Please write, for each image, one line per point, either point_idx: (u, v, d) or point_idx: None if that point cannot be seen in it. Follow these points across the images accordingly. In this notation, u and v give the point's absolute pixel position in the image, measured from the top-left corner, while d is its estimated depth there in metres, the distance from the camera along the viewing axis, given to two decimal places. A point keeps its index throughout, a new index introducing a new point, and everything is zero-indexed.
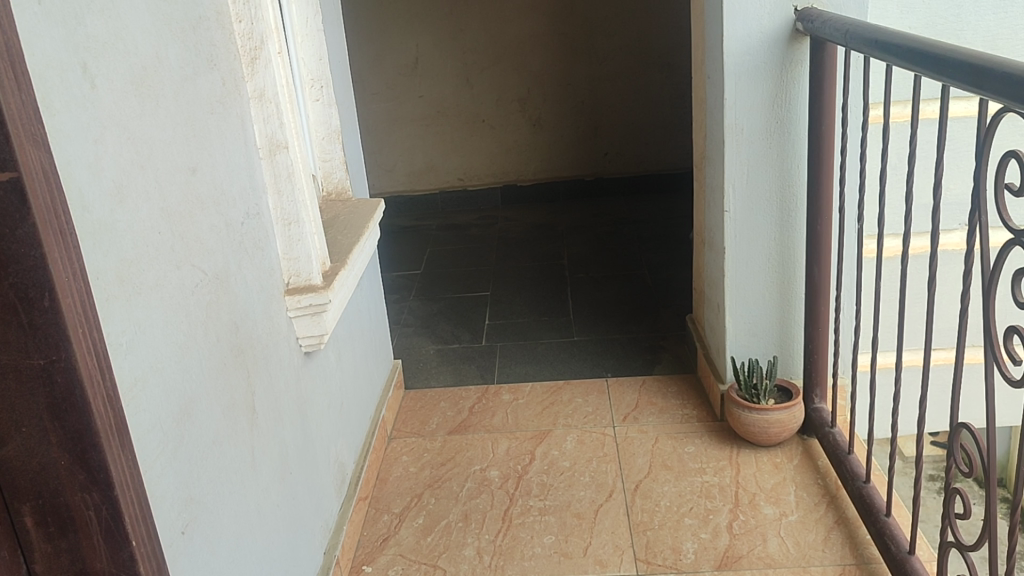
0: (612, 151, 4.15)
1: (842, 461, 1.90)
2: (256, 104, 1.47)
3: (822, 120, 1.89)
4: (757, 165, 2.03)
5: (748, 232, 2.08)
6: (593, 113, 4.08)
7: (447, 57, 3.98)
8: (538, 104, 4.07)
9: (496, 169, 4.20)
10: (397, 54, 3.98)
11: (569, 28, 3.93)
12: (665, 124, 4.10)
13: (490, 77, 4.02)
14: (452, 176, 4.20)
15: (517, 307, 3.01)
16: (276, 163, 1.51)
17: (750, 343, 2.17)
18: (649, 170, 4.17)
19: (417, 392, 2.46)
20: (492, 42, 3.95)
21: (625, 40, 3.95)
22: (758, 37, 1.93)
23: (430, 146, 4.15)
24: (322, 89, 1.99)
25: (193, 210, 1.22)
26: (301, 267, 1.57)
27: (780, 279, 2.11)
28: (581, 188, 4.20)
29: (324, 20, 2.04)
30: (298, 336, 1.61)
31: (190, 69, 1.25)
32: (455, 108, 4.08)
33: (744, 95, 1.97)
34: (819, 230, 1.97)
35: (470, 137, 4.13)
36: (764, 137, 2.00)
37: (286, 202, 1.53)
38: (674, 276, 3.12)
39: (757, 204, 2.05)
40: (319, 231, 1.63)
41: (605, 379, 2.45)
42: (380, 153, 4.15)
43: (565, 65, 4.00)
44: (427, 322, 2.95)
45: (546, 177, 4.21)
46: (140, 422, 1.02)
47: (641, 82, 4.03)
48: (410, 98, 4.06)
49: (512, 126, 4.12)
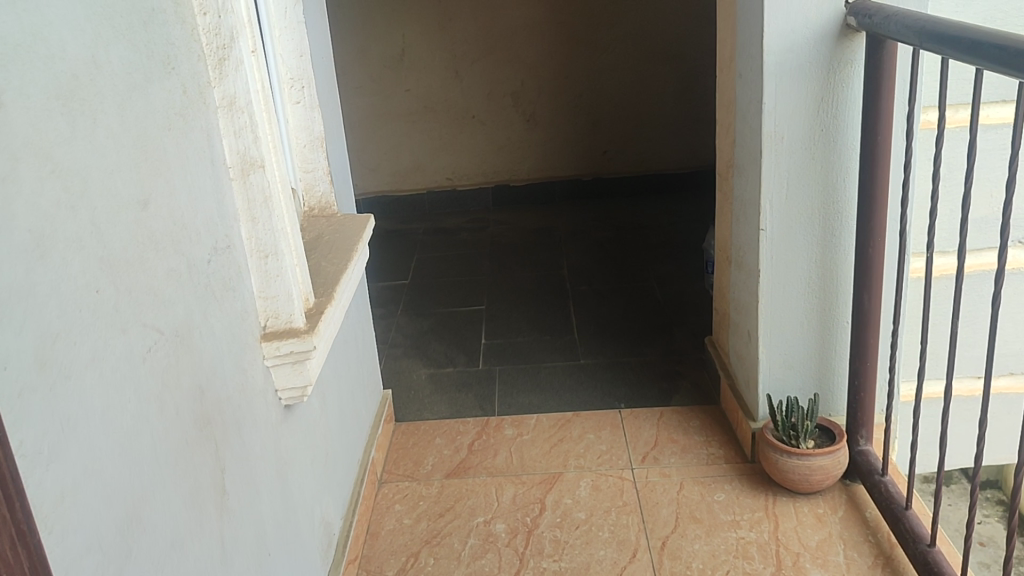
0: (611, 150, 3.91)
1: (897, 518, 1.67)
2: (225, 114, 1.21)
3: (878, 128, 1.65)
4: (797, 179, 1.78)
5: (786, 254, 1.84)
6: (591, 109, 3.84)
7: (435, 49, 3.72)
8: (532, 99, 3.82)
9: (487, 169, 3.95)
10: (381, 46, 3.71)
11: (566, 19, 3.68)
12: (667, 122, 3.86)
13: (481, 71, 3.76)
14: (440, 176, 3.95)
15: (516, 325, 2.76)
16: (249, 184, 1.25)
17: (786, 376, 1.93)
18: (650, 170, 3.94)
19: (410, 425, 2.21)
20: (483, 33, 3.69)
21: (626, 32, 3.70)
22: (804, 33, 1.68)
23: (417, 144, 3.89)
24: (303, 91, 1.75)
25: (145, 254, 0.96)
26: (281, 308, 1.32)
27: (821, 306, 1.88)
28: (578, 190, 3.96)
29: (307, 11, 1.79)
30: (278, 389, 1.36)
31: (141, 75, 1.00)
32: (443, 103, 3.82)
33: (785, 100, 1.72)
34: (871, 253, 1.74)
35: (460, 135, 3.88)
36: (807, 146, 1.76)
37: (264, 230, 1.28)
38: (685, 291, 2.90)
39: (797, 223, 1.81)
40: (302, 263, 1.38)
41: (618, 410, 2.22)
42: (363, 151, 3.89)
43: (562, 58, 3.74)
44: (417, 341, 2.70)
45: (540, 177, 3.96)
46: (70, 551, 0.76)
47: (643, 77, 3.78)
48: (395, 93, 3.80)
49: (504, 123, 3.86)
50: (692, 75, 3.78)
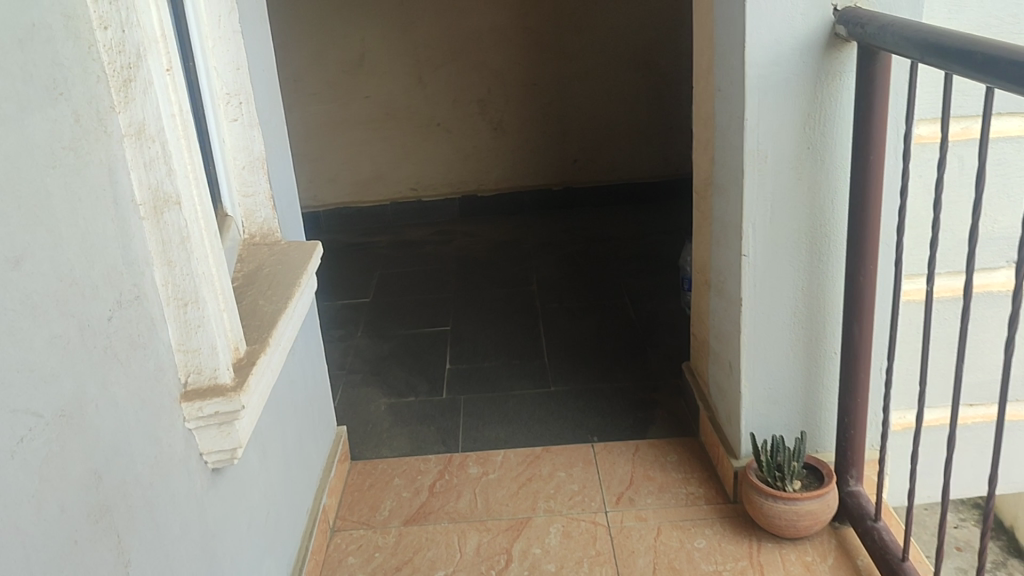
0: (582, 158, 3.76)
1: (893, 572, 1.53)
2: (132, 143, 1.05)
3: (870, 148, 1.52)
4: (782, 201, 1.64)
5: (771, 282, 1.70)
6: (560, 116, 3.69)
7: (397, 53, 3.56)
8: (499, 105, 3.66)
9: (453, 178, 3.79)
10: (341, 50, 3.55)
11: (534, 22, 3.53)
12: (640, 128, 3.72)
13: (446, 77, 3.60)
14: (404, 186, 3.79)
15: (482, 348, 2.61)
16: (163, 224, 1.08)
17: (770, 412, 1.79)
18: (622, 179, 3.80)
19: (367, 464, 2.05)
20: (447, 37, 3.54)
21: (596, 35, 3.56)
22: (788, 44, 1.55)
23: (379, 153, 3.72)
24: (240, 107, 1.59)
25: (16, 321, 0.79)
26: (204, 364, 1.15)
27: (808, 336, 1.74)
28: (548, 200, 3.81)
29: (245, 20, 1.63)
30: (203, 453, 1.19)
31: (15, 105, 0.83)
32: (406, 110, 3.66)
33: (770, 115, 1.59)
34: (863, 281, 1.60)
35: (424, 143, 3.72)
36: (792, 166, 1.62)
37: (182, 276, 1.11)
38: (660, 310, 2.76)
39: (783, 248, 1.68)
40: (231, 309, 1.21)
41: (591, 444, 2.07)
42: (322, 160, 3.72)
43: (530, 62, 3.59)
44: (377, 367, 2.54)
45: (508, 187, 3.81)
46: None
47: (614, 82, 3.64)
48: (355, 100, 3.63)
49: (470, 130, 3.71)
50: (665, 80, 3.65)
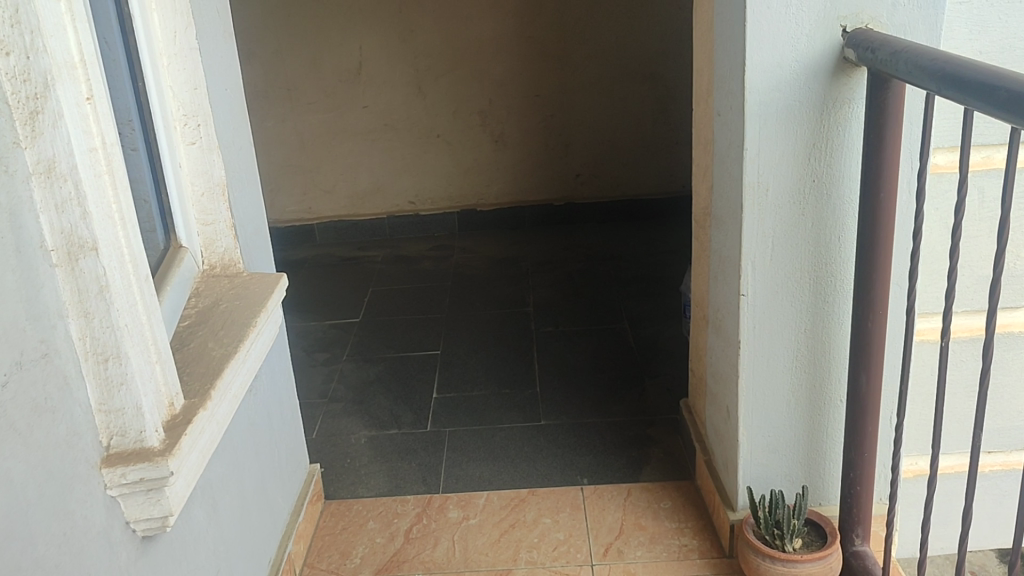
0: (585, 173, 3.64)
1: None
2: (41, 182, 0.93)
3: (881, 184, 1.38)
4: (784, 238, 1.52)
5: (771, 324, 1.57)
6: (564, 129, 3.56)
7: (395, 62, 3.44)
8: (500, 118, 3.54)
9: (452, 192, 3.67)
10: (338, 58, 3.44)
11: (537, 31, 3.41)
12: (647, 142, 3.59)
13: (446, 87, 3.49)
14: (403, 199, 3.68)
15: (472, 376, 2.49)
16: (78, 272, 0.97)
17: (769, 462, 1.66)
18: (628, 194, 3.67)
19: (342, 505, 1.94)
20: (447, 47, 3.42)
21: (601, 46, 3.43)
22: (793, 68, 1.42)
23: (376, 164, 3.61)
24: (198, 129, 1.48)
25: None
26: (129, 425, 1.04)
27: (811, 383, 1.61)
28: (550, 215, 3.68)
29: (206, 36, 1.52)
30: (130, 521, 1.07)
31: None
32: (404, 121, 3.54)
33: (771, 145, 1.46)
34: (871, 328, 1.46)
35: (422, 155, 3.60)
36: (795, 199, 1.49)
37: (103, 329, 1.00)
38: (660, 337, 2.63)
39: (784, 288, 1.55)
40: (164, 359, 1.11)
41: (580, 487, 1.94)
42: (318, 172, 3.61)
43: (533, 74, 3.47)
44: (361, 395, 2.42)
45: (509, 201, 3.69)
46: None
47: (620, 94, 3.51)
48: (352, 110, 3.52)
49: (470, 142, 3.59)
50: (673, 93, 3.51)
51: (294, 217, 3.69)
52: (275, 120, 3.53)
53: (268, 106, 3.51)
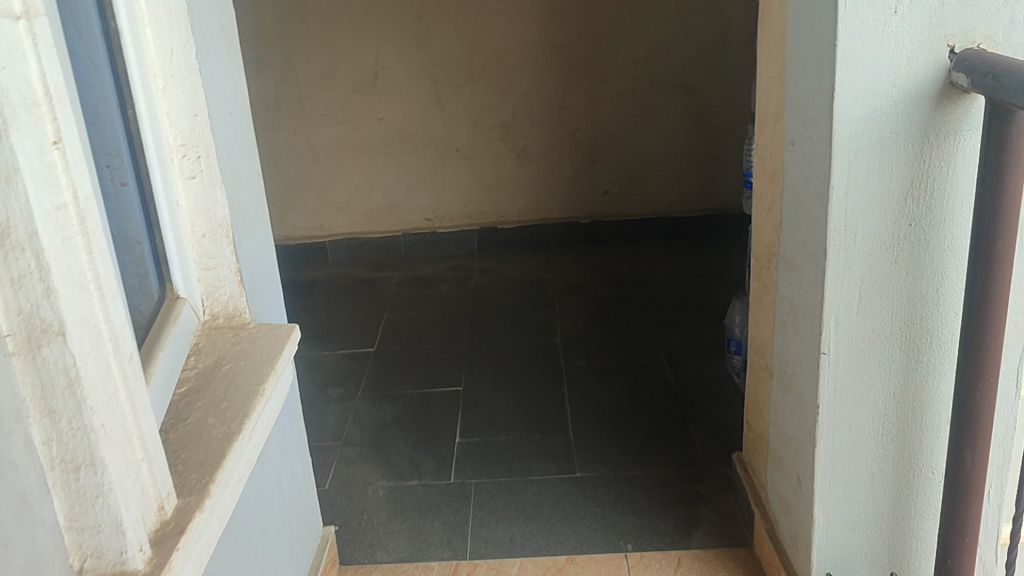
0: (613, 189, 3.44)
1: None
2: None
3: (998, 232, 1.17)
4: (873, 288, 1.31)
5: (853, 386, 1.37)
6: (591, 143, 3.36)
7: (413, 72, 3.25)
8: (524, 131, 3.34)
9: (472, 209, 3.47)
10: (353, 67, 3.25)
11: (565, 39, 3.21)
12: (678, 157, 3.39)
13: (467, 98, 3.29)
14: (420, 216, 3.48)
15: (498, 417, 2.29)
16: (42, 363, 0.77)
17: (846, 538, 1.46)
18: (657, 212, 3.47)
19: (358, 572, 1.74)
20: (469, 55, 3.23)
21: (632, 55, 3.23)
22: (889, 95, 1.21)
23: (393, 180, 3.42)
24: (198, 161, 1.29)
25: None
26: (106, 546, 0.83)
27: (899, 452, 1.40)
28: (576, 233, 3.48)
29: (209, 54, 1.32)
30: None
31: None
32: (422, 134, 3.35)
33: (861, 184, 1.26)
34: (979, 397, 1.26)
35: (441, 170, 3.41)
36: (889, 246, 1.29)
37: (73, 431, 0.80)
38: (701, 374, 2.43)
39: (872, 346, 1.34)
40: (152, 456, 0.91)
41: (624, 554, 1.74)
42: (330, 188, 3.42)
43: (559, 85, 3.27)
44: (378, 439, 2.23)
45: (532, 218, 3.49)
46: None
47: (651, 107, 3.31)
48: (367, 122, 3.33)
49: (491, 157, 3.39)
50: (707, 105, 3.31)
51: (304, 235, 3.50)
52: (286, 133, 3.34)
53: (279, 119, 3.32)
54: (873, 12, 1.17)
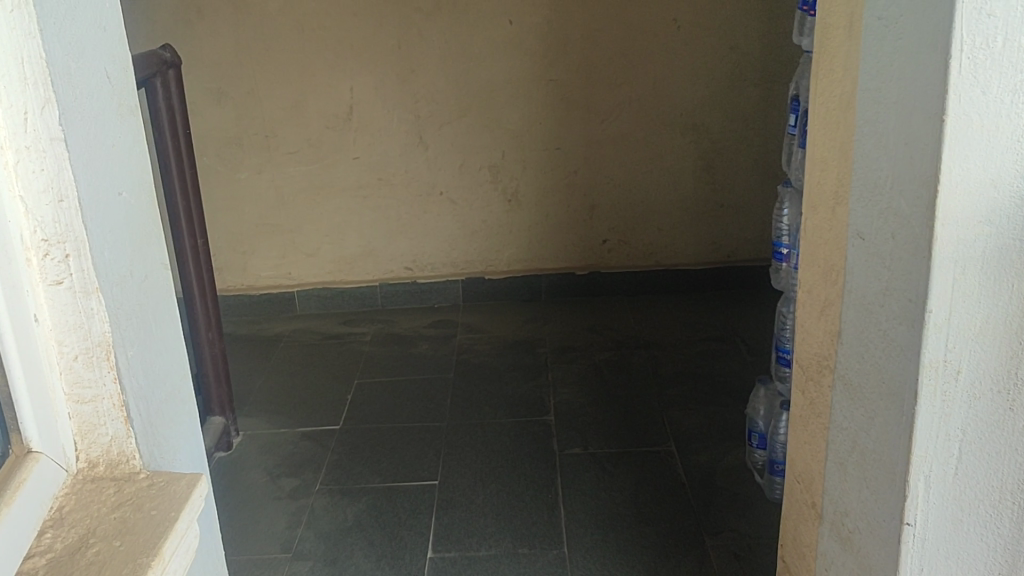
0: (613, 238, 3.10)
1: None
2: None
3: None
4: (978, 441, 0.98)
5: (945, 563, 1.03)
6: (590, 188, 3.03)
7: (392, 107, 2.92)
8: (515, 174, 3.01)
9: (456, 257, 3.13)
10: (325, 101, 2.92)
11: (561, 74, 2.89)
12: (685, 204, 3.05)
13: (452, 137, 2.96)
14: (398, 265, 3.14)
15: (480, 522, 1.94)
16: None
17: None
18: (662, 263, 3.13)
19: None
20: (454, 89, 2.90)
21: (635, 91, 2.91)
22: (1014, 188, 0.88)
23: (368, 225, 3.08)
24: (66, 261, 0.94)
25: None
26: None
27: None
28: (571, 286, 3.14)
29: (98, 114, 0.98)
30: None
31: None
32: (402, 175, 3.01)
33: (968, 307, 0.92)
34: None
35: (422, 216, 3.07)
36: (1000, 388, 0.95)
37: None
38: (716, 470, 2.07)
39: (970, 515, 1.01)
40: None
41: None
42: (299, 232, 3.08)
43: (554, 123, 2.95)
44: (336, 550, 1.87)
45: (523, 269, 3.15)
46: None
47: (656, 148, 2.98)
48: (341, 161, 2.99)
49: (478, 201, 3.05)
50: (718, 149, 2.98)
51: (270, 284, 3.15)
52: (250, 172, 3.00)
53: (242, 156, 2.98)
54: (996, 77, 0.85)
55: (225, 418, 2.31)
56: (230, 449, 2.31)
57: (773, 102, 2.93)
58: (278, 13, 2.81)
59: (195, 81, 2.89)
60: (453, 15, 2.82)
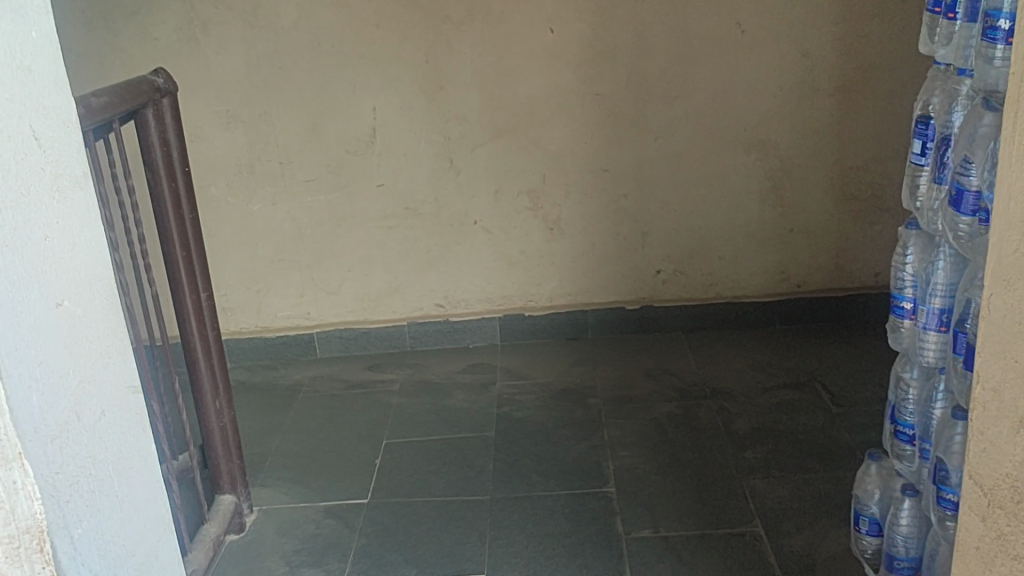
0: (667, 268, 2.77)
1: None
2: None
3: None
4: None
5: None
6: (641, 214, 2.71)
7: (420, 128, 2.62)
8: (557, 199, 2.69)
9: (492, 292, 2.82)
10: (345, 123, 2.61)
11: (608, 87, 2.57)
12: (749, 230, 2.72)
13: (487, 160, 2.65)
14: (428, 301, 2.83)
15: None
16: None
17: None
18: (724, 296, 2.80)
19: None
20: (489, 108, 2.59)
21: (692, 106, 2.59)
22: None
23: (395, 258, 2.77)
24: None
25: None
26: None
27: None
28: (622, 322, 2.82)
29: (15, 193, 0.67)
30: None
31: None
32: (431, 203, 2.70)
33: None
34: None
35: (455, 247, 2.76)
36: None
37: None
38: (815, 561, 1.75)
39: None
40: None
41: None
42: (318, 268, 2.78)
43: (601, 142, 2.63)
44: None
45: (567, 304, 2.83)
46: None
47: (716, 168, 2.66)
48: (364, 189, 2.69)
49: (516, 230, 2.74)
50: (786, 166, 2.65)
51: (288, 325, 2.85)
52: (263, 204, 2.70)
53: (254, 186, 2.68)
54: None
55: (236, 494, 1.99)
56: (243, 531, 1.99)
57: (848, 114, 2.60)
58: (292, 28, 2.51)
59: (202, 105, 2.59)
60: (487, 24, 2.51)
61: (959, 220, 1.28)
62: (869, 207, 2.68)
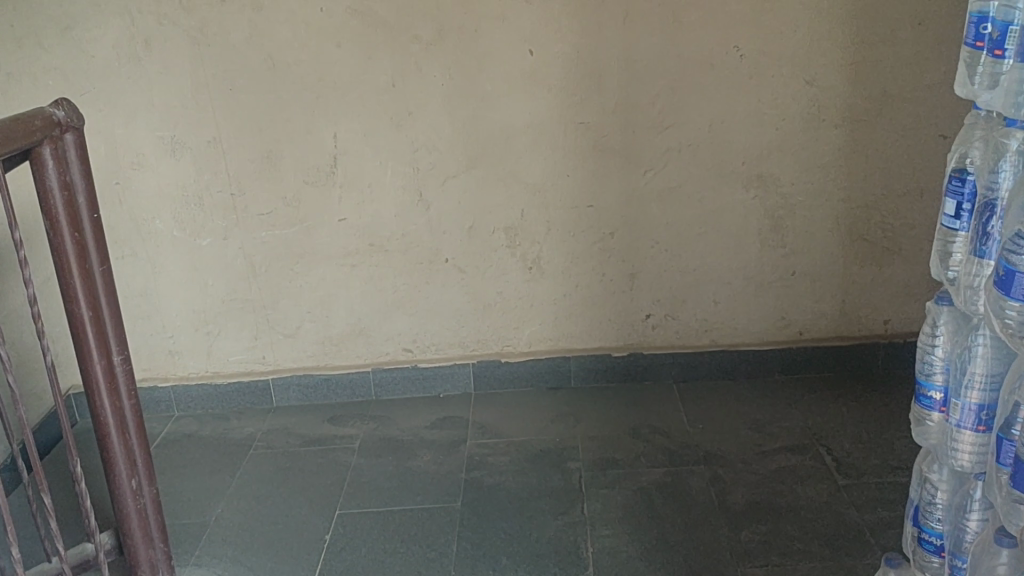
0: (658, 313, 2.53)
1: None
2: None
3: None
4: None
5: None
6: (629, 253, 2.46)
7: (385, 158, 2.37)
8: (537, 237, 2.44)
9: (465, 337, 2.57)
10: (303, 152, 2.36)
11: (594, 115, 2.32)
12: (748, 271, 2.48)
13: (460, 193, 2.40)
14: (396, 346, 2.58)
15: None
16: None
17: None
18: (720, 343, 2.55)
19: None
20: (462, 136, 2.34)
21: (686, 136, 2.34)
22: None
23: (359, 298, 2.52)
24: None
25: None
26: None
27: None
28: (609, 371, 2.57)
29: None
30: None
31: None
32: (398, 238, 2.45)
33: None
34: None
35: (425, 287, 2.51)
36: None
37: None
38: None
39: None
40: None
41: None
42: (274, 308, 2.53)
43: (585, 175, 2.38)
44: None
45: (548, 350, 2.58)
46: None
47: (712, 203, 2.41)
48: (324, 224, 2.44)
49: (491, 269, 2.49)
50: (789, 203, 2.40)
51: (242, 370, 2.60)
52: (213, 238, 2.45)
53: (203, 219, 2.43)
54: None
55: None
56: None
57: (858, 147, 2.35)
58: (243, 46, 2.27)
59: (145, 130, 2.34)
60: (460, 45, 2.26)
61: (1007, 307, 1.03)
62: (879, 248, 2.44)
